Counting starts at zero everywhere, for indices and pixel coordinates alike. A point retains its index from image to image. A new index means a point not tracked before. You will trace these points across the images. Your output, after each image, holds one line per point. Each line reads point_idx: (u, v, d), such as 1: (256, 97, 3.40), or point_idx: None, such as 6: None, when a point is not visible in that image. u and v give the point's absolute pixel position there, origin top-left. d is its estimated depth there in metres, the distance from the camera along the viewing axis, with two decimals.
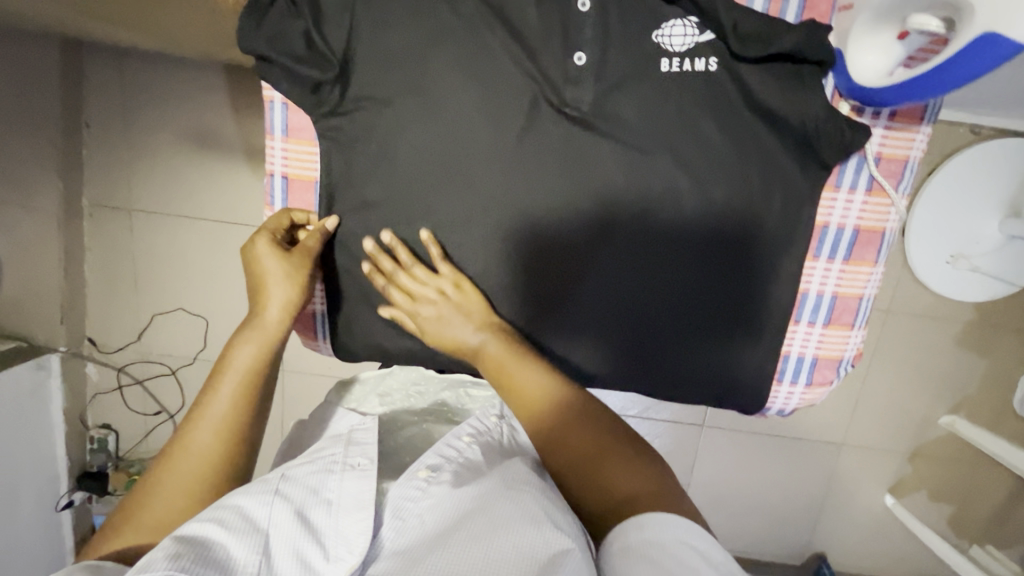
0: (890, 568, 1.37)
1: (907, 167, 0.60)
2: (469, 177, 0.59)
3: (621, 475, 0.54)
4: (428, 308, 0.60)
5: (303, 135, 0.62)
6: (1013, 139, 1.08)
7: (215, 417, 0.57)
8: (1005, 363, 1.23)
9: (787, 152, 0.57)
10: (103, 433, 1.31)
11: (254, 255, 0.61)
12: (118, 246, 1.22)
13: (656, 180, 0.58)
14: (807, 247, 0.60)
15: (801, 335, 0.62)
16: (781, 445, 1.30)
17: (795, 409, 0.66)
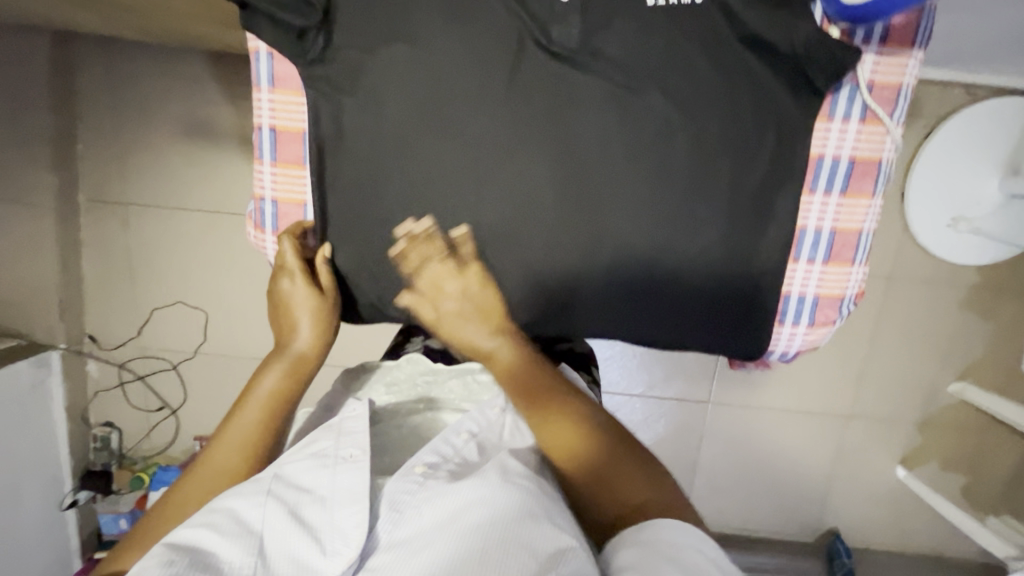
0: (907, 542, 1.34)
1: (900, 95, 0.58)
2: (448, 118, 0.56)
3: (631, 485, 0.56)
4: (450, 303, 0.58)
5: (289, 84, 0.58)
6: (1008, 98, 1.08)
7: (237, 438, 0.60)
8: (1012, 326, 1.22)
9: (783, 86, 0.55)
10: (105, 431, 1.30)
11: (282, 296, 0.63)
12: (116, 241, 1.22)
13: (645, 115, 0.55)
14: (803, 179, 0.58)
15: (801, 273, 0.60)
16: (788, 419, 1.29)
17: (796, 354, 0.64)
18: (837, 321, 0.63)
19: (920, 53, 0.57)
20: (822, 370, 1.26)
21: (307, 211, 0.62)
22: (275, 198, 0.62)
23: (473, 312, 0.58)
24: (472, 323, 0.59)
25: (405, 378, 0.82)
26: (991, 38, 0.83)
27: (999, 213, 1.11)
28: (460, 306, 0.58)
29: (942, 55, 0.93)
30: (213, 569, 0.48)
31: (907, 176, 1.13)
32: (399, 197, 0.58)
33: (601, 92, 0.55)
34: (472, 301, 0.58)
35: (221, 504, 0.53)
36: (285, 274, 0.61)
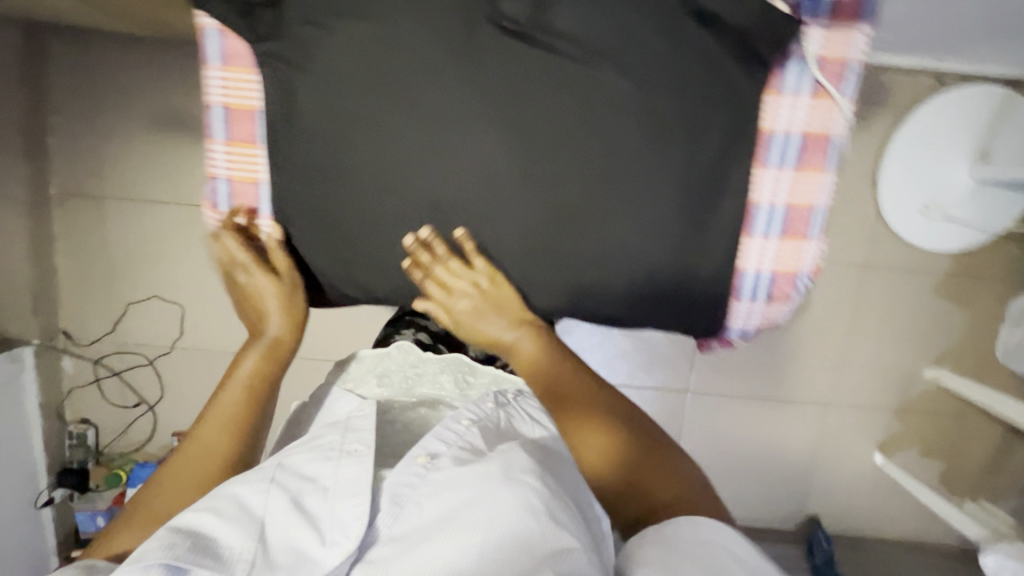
0: (885, 529, 1.35)
1: (849, 69, 0.59)
2: (403, 95, 0.55)
3: (655, 477, 0.61)
4: (466, 302, 0.64)
5: (241, 62, 0.59)
6: (978, 85, 1.09)
7: (221, 416, 0.63)
8: (985, 312, 1.23)
9: (736, 62, 0.55)
10: (82, 428, 1.29)
11: (249, 287, 0.65)
12: (90, 235, 1.21)
13: (600, 90, 0.55)
14: (755, 155, 0.60)
15: (757, 249, 0.62)
16: (767, 407, 1.29)
17: (757, 331, 0.66)
18: (794, 297, 0.65)
19: (868, 28, 0.58)
20: (799, 358, 1.26)
21: (260, 186, 0.63)
22: (230, 177, 0.62)
23: (488, 309, 0.64)
24: (488, 321, 0.65)
25: (396, 370, 0.82)
26: (953, 23, 0.84)
27: (970, 200, 1.12)
28: (479, 303, 0.64)
29: (908, 41, 0.94)
30: (213, 553, 0.48)
31: (880, 164, 1.14)
32: (355, 177, 0.57)
33: (554, 67, 0.55)
34: (486, 301, 0.63)
35: (225, 489, 0.53)
36: (242, 268, 0.64)
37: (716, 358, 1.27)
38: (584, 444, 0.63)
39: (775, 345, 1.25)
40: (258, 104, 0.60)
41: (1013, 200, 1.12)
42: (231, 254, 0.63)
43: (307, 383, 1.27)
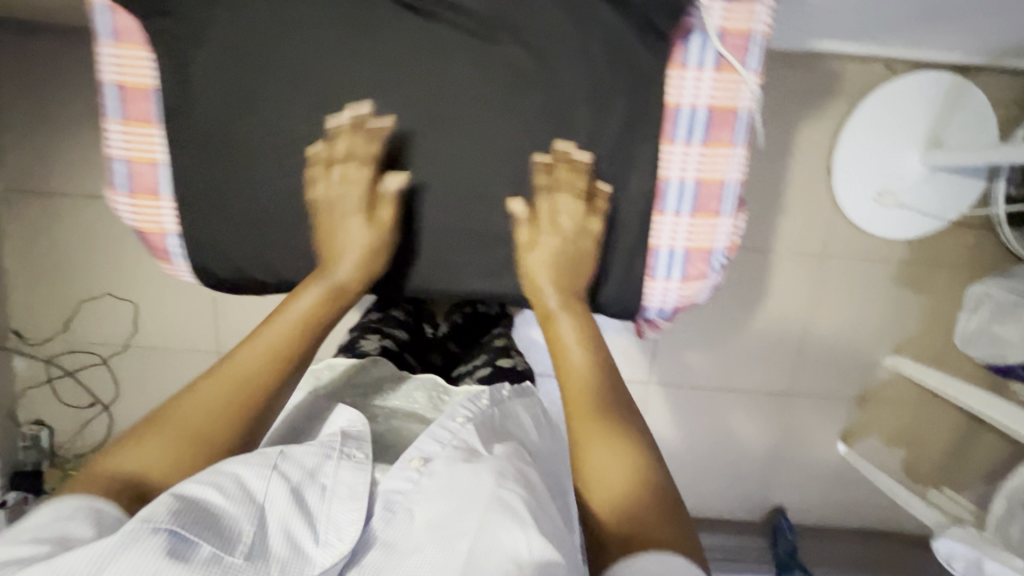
0: (850, 518, 1.35)
1: (753, 42, 0.61)
2: (324, 72, 0.61)
3: (653, 513, 0.49)
4: (553, 241, 0.64)
5: (133, 40, 0.59)
6: (927, 72, 1.10)
7: (269, 343, 0.59)
8: (943, 299, 1.24)
9: (636, 36, 0.59)
10: (35, 430, 1.27)
11: (332, 224, 0.64)
12: (39, 231, 1.18)
13: (504, 67, 0.61)
14: (662, 131, 0.64)
15: (668, 225, 0.67)
16: (730, 398, 1.29)
17: (677, 308, 0.71)
18: (709, 274, 0.68)
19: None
20: (761, 348, 1.26)
21: (159, 166, 0.63)
22: (128, 158, 0.62)
23: (570, 256, 0.65)
24: (555, 274, 0.65)
25: (367, 383, 0.81)
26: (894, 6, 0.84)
27: (921, 187, 1.13)
28: (553, 252, 0.65)
29: (852, 26, 0.94)
30: (215, 531, 0.44)
31: (834, 153, 1.14)
32: (263, 150, 0.62)
33: (460, 46, 0.61)
34: (561, 251, 0.64)
35: (224, 466, 0.50)
36: (352, 197, 0.63)
37: (679, 350, 1.26)
38: (602, 445, 0.54)
39: (737, 335, 1.25)
40: (153, 83, 0.60)
41: (965, 186, 1.13)
42: (354, 180, 0.63)
43: None
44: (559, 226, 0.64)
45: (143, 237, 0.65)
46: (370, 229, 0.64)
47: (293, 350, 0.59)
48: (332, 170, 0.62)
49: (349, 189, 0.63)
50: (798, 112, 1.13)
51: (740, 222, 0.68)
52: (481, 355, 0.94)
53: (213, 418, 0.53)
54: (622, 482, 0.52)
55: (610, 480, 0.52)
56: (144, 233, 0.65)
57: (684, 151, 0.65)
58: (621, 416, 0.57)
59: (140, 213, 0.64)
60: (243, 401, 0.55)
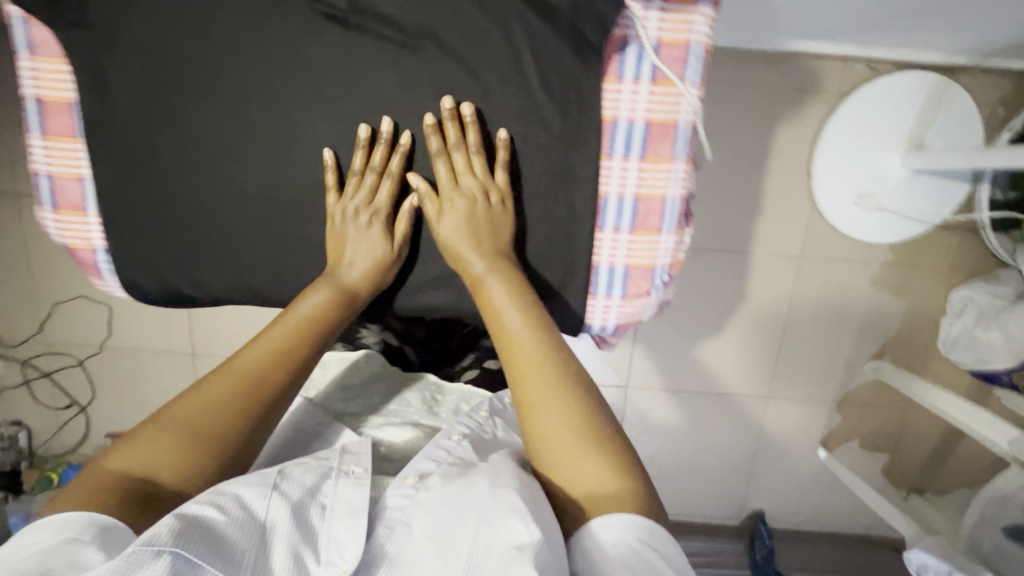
0: (828, 521, 1.34)
1: (691, 53, 0.61)
2: (237, 83, 0.58)
3: (595, 460, 0.53)
4: (460, 204, 0.60)
5: (50, 51, 0.59)
6: (907, 72, 1.07)
7: (276, 343, 0.60)
8: (924, 303, 1.21)
9: (567, 50, 0.58)
10: (14, 430, 1.28)
11: (338, 230, 0.63)
12: (6, 233, 1.17)
13: (429, 76, 0.58)
14: (600, 144, 0.62)
15: (608, 242, 0.65)
16: (707, 402, 1.28)
17: (618, 327, 0.69)
18: (650, 292, 0.67)
19: (707, 9, 0.60)
20: (739, 352, 1.24)
21: (83, 180, 0.62)
22: (52, 172, 0.62)
23: (480, 218, 0.61)
24: (472, 237, 0.61)
25: (363, 388, 0.88)
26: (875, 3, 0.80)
27: (902, 189, 1.10)
28: (462, 216, 0.61)
29: (829, 25, 0.91)
30: (219, 553, 0.44)
31: (813, 154, 1.11)
32: (179, 170, 0.60)
33: (380, 54, 0.58)
34: (470, 214, 0.60)
35: (226, 489, 0.50)
36: (368, 212, 0.62)
37: (657, 353, 1.24)
38: (555, 419, 0.55)
39: (714, 339, 1.23)
40: (73, 94, 0.60)
41: (947, 189, 1.11)
42: (375, 193, 0.62)
43: None
44: (461, 186, 0.60)
45: (72, 253, 0.65)
46: (384, 243, 0.64)
47: (298, 349, 0.61)
48: (348, 182, 0.61)
49: (367, 204, 0.62)
50: (776, 113, 1.10)
51: (681, 238, 0.67)
52: (469, 354, 0.94)
53: (220, 418, 0.54)
54: (592, 473, 0.53)
55: (569, 461, 0.54)
56: (74, 248, 0.64)
57: (623, 165, 0.63)
58: (565, 383, 0.57)
59: (66, 230, 0.63)
60: (252, 399, 0.57)
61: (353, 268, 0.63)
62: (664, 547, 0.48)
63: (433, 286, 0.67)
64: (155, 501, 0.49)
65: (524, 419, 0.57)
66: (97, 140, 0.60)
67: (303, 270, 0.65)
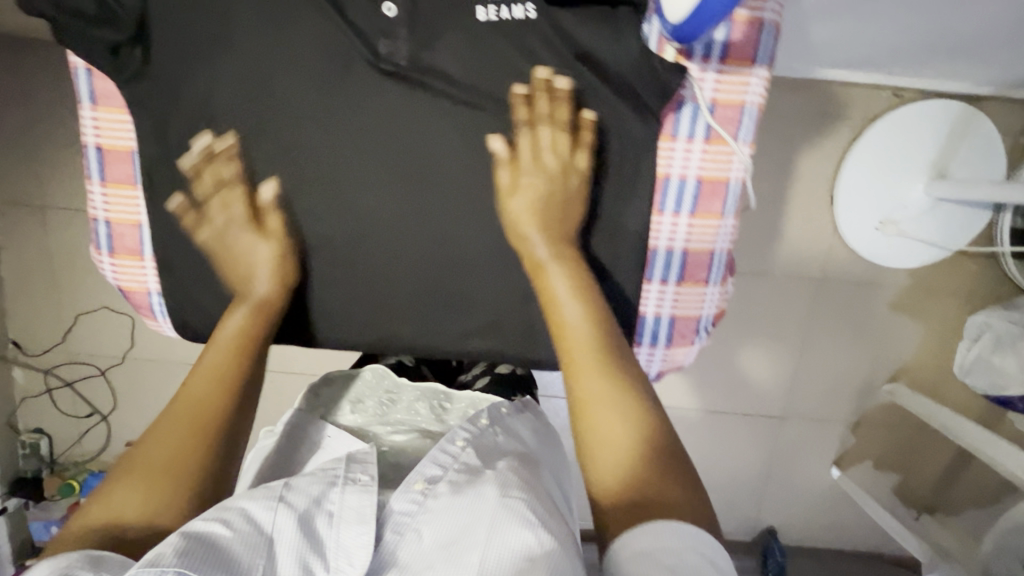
0: (837, 539, 1.36)
1: (746, 112, 0.65)
2: (293, 130, 0.64)
3: (614, 438, 0.53)
4: (534, 181, 0.64)
5: (111, 102, 0.65)
6: (933, 101, 1.07)
7: (209, 365, 0.60)
8: (942, 327, 1.22)
9: (624, 103, 0.63)
10: (35, 438, 1.29)
11: (218, 249, 0.66)
12: (33, 244, 1.18)
13: (474, 128, 0.64)
14: (652, 201, 0.67)
15: (654, 293, 0.70)
16: (723, 421, 1.29)
17: (660, 372, 0.74)
18: (693, 340, 0.72)
19: (763, 71, 0.64)
20: (756, 372, 1.25)
21: (139, 224, 0.69)
22: (110, 219, 0.68)
23: (547, 197, 0.64)
24: (540, 216, 0.63)
25: (371, 396, 0.84)
26: (905, 36, 0.80)
27: (924, 216, 1.11)
28: (534, 192, 0.64)
29: (859, 58, 0.91)
30: (227, 565, 0.45)
31: (837, 180, 1.12)
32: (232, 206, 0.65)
33: (429, 104, 0.63)
34: (549, 192, 0.63)
35: (232, 503, 0.51)
36: (235, 226, 0.65)
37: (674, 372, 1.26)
38: (608, 411, 0.54)
39: (731, 359, 1.24)
40: (132, 143, 0.66)
41: (969, 217, 1.11)
42: (229, 208, 0.65)
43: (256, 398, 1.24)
44: (543, 163, 0.64)
45: (126, 296, 0.71)
46: (265, 242, 0.65)
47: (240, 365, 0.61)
48: (203, 209, 0.65)
49: (230, 219, 0.65)
50: (799, 139, 1.11)
51: (725, 290, 0.72)
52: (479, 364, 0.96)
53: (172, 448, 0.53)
54: (613, 448, 0.52)
55: (612, 456, 0.52)
56: (129, 291, 0.70)
57: (673, 221, 0.68)
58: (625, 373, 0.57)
59: (122, 274, 0.69)
60: (195, 419, 0.55)
61: (260, 279, 0.65)
62: (707, 549, 0.45)
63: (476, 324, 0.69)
64: (129, 541, 0.47)
65: (576, 410, 0.56)
66: (156, 186, 0.65)
67: (400, 309, 0.68)
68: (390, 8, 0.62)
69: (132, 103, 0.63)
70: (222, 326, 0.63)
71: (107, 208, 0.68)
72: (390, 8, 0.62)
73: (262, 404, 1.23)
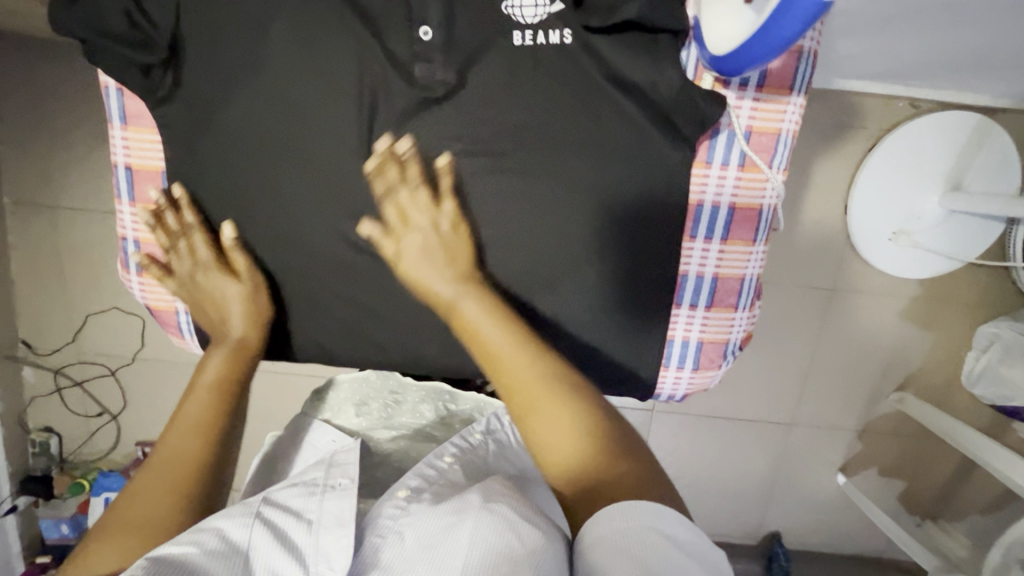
0: (840, 544, 1.37)
1: (781, 140, 0.66)
2: (319, 146, 0.64)
3: (552, 426, 0.53)
4: (415, 238, 0.62)
5: (142, 122, 0.66)
6: (951, 112, 1.07)
7: (188, 419, 0.62)
8: (951, 337, 1.23)
9: (649, 120, 0.63)
10: (45, 436, 1.29)
11: (195, 289, 0.67)
12: (44, 245, 1.17)
13: (518, 135, 0.64)
14: (685, 226, 0.67)
15: (683, 318, 0.70)
16: (731, 427, 1.29)
17: (685, 395, 0.74)
18: (720, 363, 0.73)
19: (799, 98, 0.65)
20: (764, 379, 1.26)
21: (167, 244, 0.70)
22: (138, 239, 0.70)
23: (436, 246, 0.62)
24: (435, 263, 0.61)
25: (375, 397, 0.84)
26: (927, 53, 0.80)
27: (938, 228, 1.11)
28: (424, 240, 0.62)
29: (879, 71, 0.90)
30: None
31: (851, 190, 1.12)
32: (262, 215, 0.66)
33: (458, 120, 0.64)
34: (431, 241, 0.62)
35: (208, 525, 0.53)
36: (200, 269, 0.67)
37: None
38: (535, 422, 0.53)
39: (740, 367, 1.25)
40: (161, 163, 0.67)
41: (983, 230, 1.11)
42: (195, 254, 0.66)
43: (266, 400, 1.24)
44: (412, 221, 0.62)
45: (154, 313, 0.72)
46: (236, 283, 0.66)
47: (219, 413, 0.63)
48: (172, 257, 0.67)
49: (194, 263, 0.67)
50: (814, 149, 1.11)
51: (752, 315, 0.73)
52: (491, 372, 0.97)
53: (154, 502, 0.55)
54: (561, 429, 0.52)
55: (561, 441, 0.52)
56: (157, 309, 0.72)
57: (704, 246, 0.69)
58: (543, 368, 0.56)
59: (150, 294, 0.71)
60: (175, 472, 0.58)
61: (234, 323, 0.67)
62: (664, 524, 0.45)
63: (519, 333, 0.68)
64: None
65: (520, 427, 0.55)
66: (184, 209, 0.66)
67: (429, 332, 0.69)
68: (425, 32, 0.62)
69: (167, 121, 0.64)
70: (200, 374, 0.66)
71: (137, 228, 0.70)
72: (425, 31, 0.62)
73: (273, 406, 1.24)
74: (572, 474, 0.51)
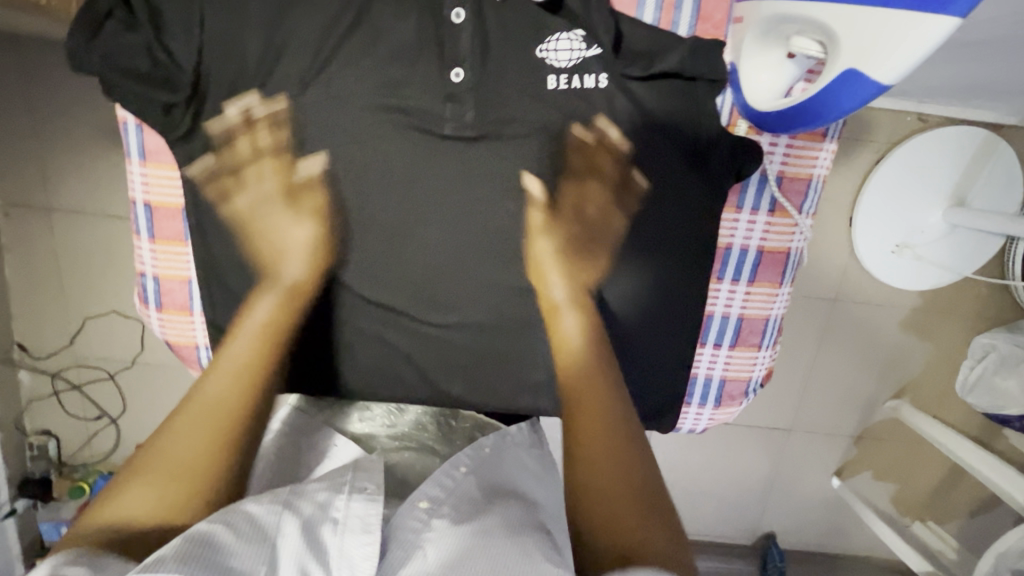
0: (831, 543, 1.42)
1: (811, 186, 0.75)
2: (358, 169, 0.70)
3: (610, 384, 0.64)
4: (561, 230, 0.72)
5: (160, 158, 0.72)
6: (958, 128, 1.08)
7: (229, 366, 0.61)
8: (948, 347, 1.25)
9: (676, 152, 0.69)
10: (43, 439, 1.27)
11: (249, 218, 0.71)
12: (39, 248, 1.14)
13: (602, 129, 0.69)
14: (714, 269, 0.77)
15: (708, 355, 0.80)
16: (731, 433, 1.31)
17: (706, 427, 0.83)
18: (741, 400, 0.82)
19: (830, 145, 0.74)
20: (765, 387, 1.28)
21: (183, 279, 0.76)
22: (158, 275, 0.76)
23: (569, 246, 0.72)
24: (563, 265, 0.71)
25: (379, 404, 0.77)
26: (943, 80, 0.80)
27: (940, 242, 1.12)
28: (558, 240, 0.72)
29: (894, 91, 0.90)
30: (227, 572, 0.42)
31: (857, 202, 1.12)
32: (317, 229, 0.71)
33: (501, 150, 0.69)
34: (569, 238, 0.72)
35: (237, 508, 0.49)
36: (268, 199, 0.71)
37: None
38: (588, 402, 0.62)
39: None
40: (177, 201, 0.74)
41: (984, 244, 1.12)
42: (263, 181, 0.70)
43: None
44: (570, 211, 0.72)
45: (175, 348, 0.78)
46: (307, 224, 0.71)
47: (255, 359, 0.63)
48: (228, 182, 0.70)
49: (262, 191, 0.70)
50: None
51: (774, 352, 0.82)
52: None
53: (194, 447, 0.54)
54: (614, 391, 0.63)
55: (600, 408, 0.61)
56: (176, 344, 0.78)
57: (729, 289, 0.78)
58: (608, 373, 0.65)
59: (170, 329, 0.77)
60: (215, 419, 0.56)
61: (288, 267, 0.70)
62: None
63: (629, 359, 0.74)
64: (136, 544, 0.47)
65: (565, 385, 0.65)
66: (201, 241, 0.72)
67: (449, 360, 0.75)
68: (458, 74, 0.68)
69: (208, 149, 0.68)
70: (249, 316, 0.67)
71: (155, 264, 0.76)
72: (457, 73, 0.68)
73: None
74: (611, 444, 0.57)
